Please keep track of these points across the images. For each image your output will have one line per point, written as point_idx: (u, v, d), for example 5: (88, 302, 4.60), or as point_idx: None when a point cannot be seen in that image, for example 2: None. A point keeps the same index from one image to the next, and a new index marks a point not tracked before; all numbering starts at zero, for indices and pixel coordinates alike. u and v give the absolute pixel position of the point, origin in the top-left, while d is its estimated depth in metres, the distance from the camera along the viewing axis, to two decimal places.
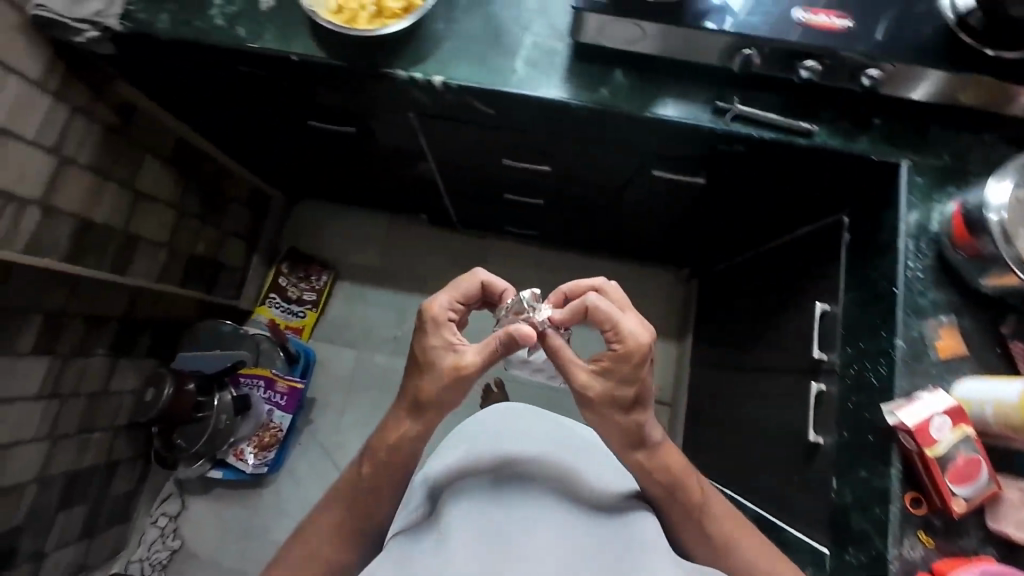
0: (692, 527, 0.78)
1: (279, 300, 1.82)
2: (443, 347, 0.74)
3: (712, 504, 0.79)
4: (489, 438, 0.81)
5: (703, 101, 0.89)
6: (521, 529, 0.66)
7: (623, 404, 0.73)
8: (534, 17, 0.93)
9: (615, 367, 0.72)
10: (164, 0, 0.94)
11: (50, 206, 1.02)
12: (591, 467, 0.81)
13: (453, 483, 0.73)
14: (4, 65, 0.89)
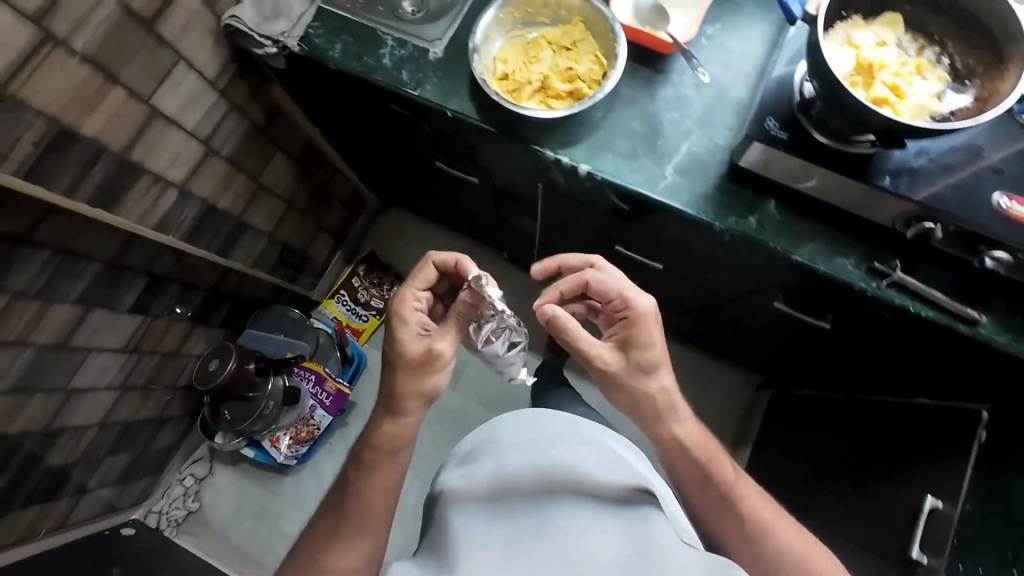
0: (715, 500, 0.87)
1: (347, 298, 1.84)
2: (412, 336, 0.89)
3: (722, 470, 0.87)
4: (481, 452, 0.89)
5: (858, 257, 0.82)
6: (515, 540, 0.75)
7: (639, 369, 0.84)
8: (695, 124, 0.90)
9: (631, 333, 0.84)
10: (342, 31, 0.97)
11: (187, 190, 1.08)
12: (582, 453, 0.85)
13: (451, 501, 0.83)
14: (189, 64, 0.94)
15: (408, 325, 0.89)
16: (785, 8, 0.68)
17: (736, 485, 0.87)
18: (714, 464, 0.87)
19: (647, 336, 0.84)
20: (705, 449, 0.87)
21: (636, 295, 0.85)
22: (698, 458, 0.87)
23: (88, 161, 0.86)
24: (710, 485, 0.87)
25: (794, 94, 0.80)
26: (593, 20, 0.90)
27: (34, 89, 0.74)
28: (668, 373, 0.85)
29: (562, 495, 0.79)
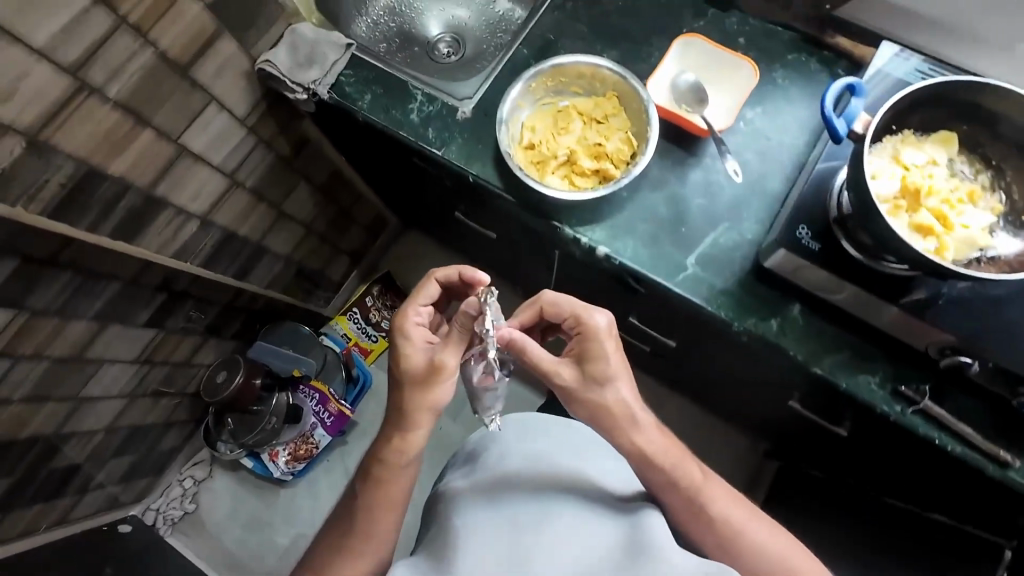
0: (692, 506, 0.77)
1: (359, 317, 1.80)
2: (418, 352, 0.81)
3: (689, 471, 0.77)
4: (483, 453, 0.85)
5: (883, 376, 0.78)
6: (515, 537, 0.69)
7: (592, 381, 0.77)
8: (724, 213, 0.86)
9: (585, 347, 0.79)
10: (373, 83, 0.97)
11: (208, 220, 1.09)
12: (585, 456, 0.82)
13: (452, 504, 0.77)
14: (220, 104, 0.95)
15: (413, 341, 0.82)
16: (829, 124, 0.63)
17: (704, 488, 0.77)
18: (686, 468, 0.77)
19: (603, 348, 0.78)
20: (680, 456, 0.78)
21: (588, 309, 0.81)
22: (664, 462, 0.76)
23: (112, 198, 0.87)
24: (677, 487, 0.76)
25: (833, 203, 0.76)
26: (628, 96, 0.88)
27: (64, 134, 0.75)
28: (625, 386, 0.78)
29: (566, 494, 0.74)
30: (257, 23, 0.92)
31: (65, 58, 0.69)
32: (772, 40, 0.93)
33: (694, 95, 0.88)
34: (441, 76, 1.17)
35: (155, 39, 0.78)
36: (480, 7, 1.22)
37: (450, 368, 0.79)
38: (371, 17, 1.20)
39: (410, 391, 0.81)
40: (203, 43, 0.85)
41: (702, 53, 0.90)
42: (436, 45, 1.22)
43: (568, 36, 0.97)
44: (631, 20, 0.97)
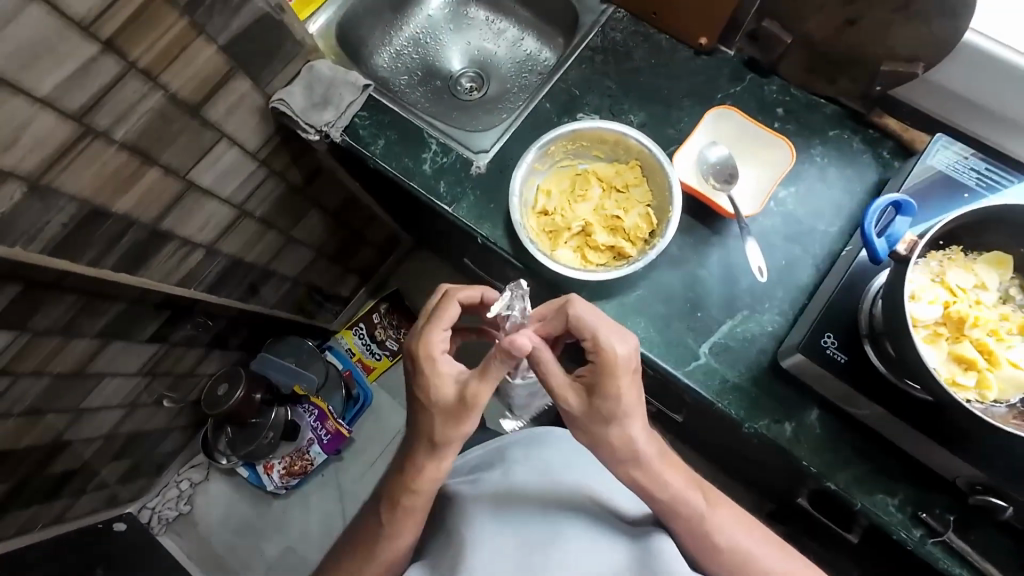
0: (700, 537, 0.70)
1: (364, 334, 1.76)
2: (447, 382, 0.70)
3: (696, 499, 0.71)
4: (487, 463, 0.81)
5: (901, 497, 0.72)
6: (518, 561, 0.66)
7: (601, 415, 0.67)
8: (744, 301, 0.81)
9: (595, 380, 0.68)
10: (388, 127, 0.94)
11: (214, 249, 1.07)
12: (592, 475, 0.78)
13: (454, 516, 0.74)
14: (232, 139, 0.92)
15: (441, 370, 0.70)
16: (868, 241, 0.58)
17: (713, 516, 0.71)
18: (694, 497, 0.71)
19: (616, 384, 0.67)
20: (691, 486, 0.72)
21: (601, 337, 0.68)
22: (673, 491, 0.70)
23: (116, 233, 0.85)
24: (686, 517, 0.70)
25: (866, 307, 0.70)
26: (651, 167, 0.83)
27: (68, 176, 0.73)
28: (640, 422, 0.68)
29: (573, 516, 0.70)
30: (274, 60, 0.89)
31: (70, 105, 0.67)
32: (813, 113, 0.87)
33: (721, 172, 0.83)
34: (460, 115, 1.13)
35: (166, 82, 0.76)
36: (506, 43, 1.17)
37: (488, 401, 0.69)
38: (394, 47, 1.16)
39: (438, 421, 0.70)
40: (216, 83, 0.83)
41: (732, 124, 0.84)
42: (459, 80, 1.18)
43: (595, 92, 0.92)
44: (663, 80, 0.91)
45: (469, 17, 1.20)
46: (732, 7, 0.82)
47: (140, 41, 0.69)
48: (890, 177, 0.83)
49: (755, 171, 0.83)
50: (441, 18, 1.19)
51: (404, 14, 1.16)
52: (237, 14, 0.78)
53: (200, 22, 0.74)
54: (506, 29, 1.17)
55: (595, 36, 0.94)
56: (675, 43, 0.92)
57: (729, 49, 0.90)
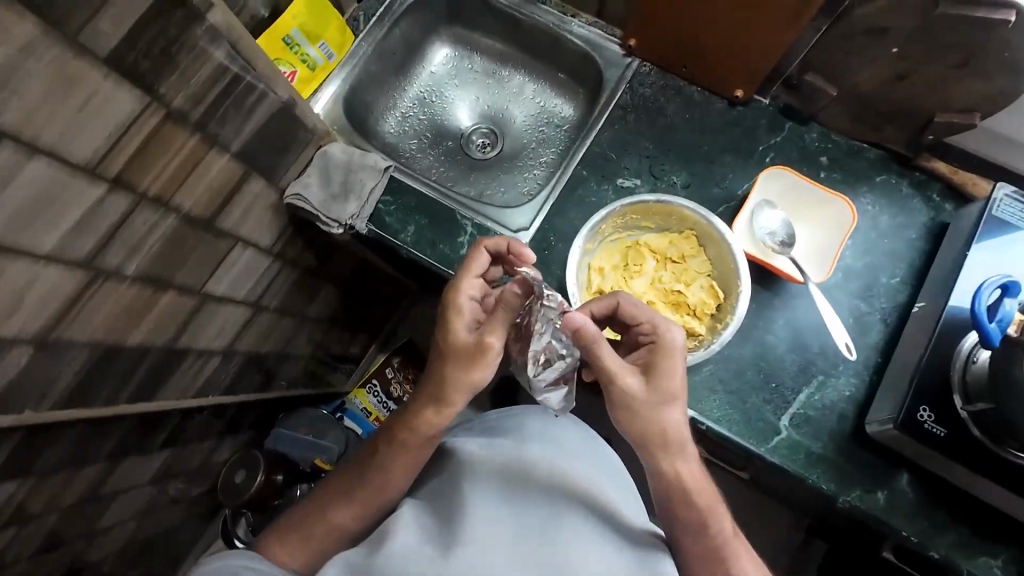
0: (708, 563, 0.63)
1: (378, 390, 1.50)
2: (463, 324, 0.67)
3: (720, 523, 0.64)
4: (508, 431, 0.73)
5: (1006, 558, 0.70)
6: (525, 543, 0.59)
7: (657, 397, 0.62)
8: (817, 365, 0.78)
9: (653, 361, 0.64)
10: (417, 211, 0.88)
11: (230, 350, 0.98)
12: (607, 481, 0.68)
13: (461, 477, 0.67)
14: (246, 241, 0.84)
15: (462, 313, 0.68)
16: (981, 327, 0.59)
17: (731, 542, 0.64)
18: (716, 517, 0.64)
19: (670, 365, 0.63)
20: (714, 502, 0.65)
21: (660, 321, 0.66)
22: (694, 504, 0.64)
23: (130, 365, 0.76)
24: (705, 534, 0.63)
25: (957, 365, 0.68)
26: (707, 238, 0.79)
27: (79, 324, 0.64)
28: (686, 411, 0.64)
29: (578, 512, 0.63)
30: (286, 152, 0.82)
31: (79, 251, 0.59)
32: (857, 159, 0.85)
33: (778, 235, 0.80)
34: (479, 178, 1.06)
35: (179, 203, 0.68)
36: (517, 94, 1.10)
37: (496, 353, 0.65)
38: (399, 110, 1.09)
39: (450, 362, 0.66)
40: (230, 191, 0.75)
41: (783, 183, 0.81)
42: (471, 137, 1.10)
43: (631, 154, 0.88)
44: (700, 135, 0.88)
45: (473, 68, 1.12)
46: (774, 61, 0.79)
47: (151, 169, 0.61)
48: (944, 221, 0.81)
49: (812, 230, 0.81)
50: (443, 72, 1.12)
51: (406, 75, 1.09)
52: (249, 117, 0.71)
53: (212, 133, 0.67)
54: (511, 77, 1.10)
55: (623, 94, 0.91)
56: (709, 96, 0.89)
57: (764, 97, 0.87)
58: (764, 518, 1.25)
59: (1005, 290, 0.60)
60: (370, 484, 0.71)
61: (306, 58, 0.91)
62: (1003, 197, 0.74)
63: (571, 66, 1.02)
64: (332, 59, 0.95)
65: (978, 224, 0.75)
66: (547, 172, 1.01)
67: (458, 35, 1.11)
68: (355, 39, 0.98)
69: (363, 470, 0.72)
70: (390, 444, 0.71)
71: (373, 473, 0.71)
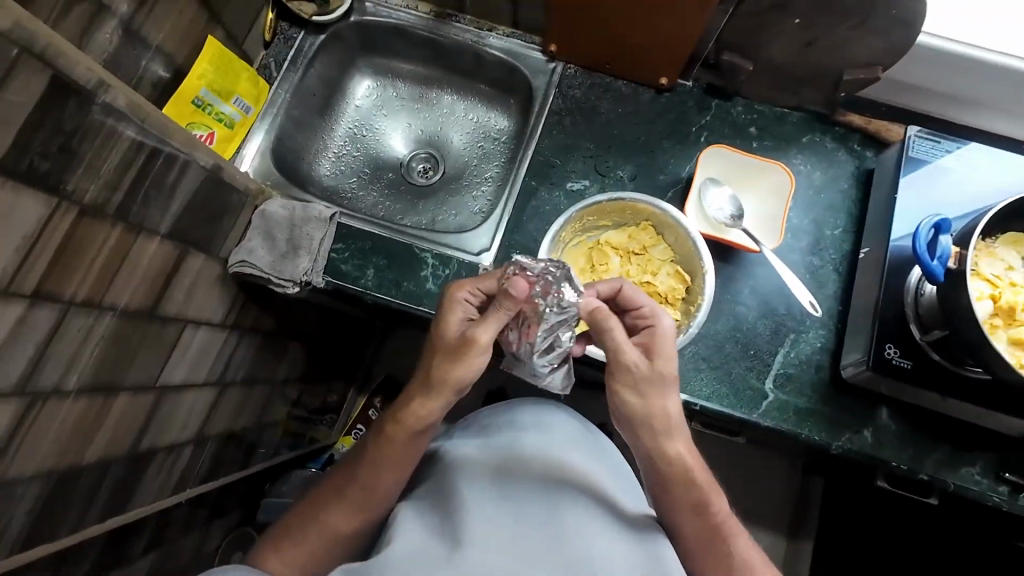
0: (708, 540, 0.64)
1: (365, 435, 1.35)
2: (455, 322, 0.64)
3: (718, 502, 0.65)
4: (500, 427, 0.72)
5: (983, 464, 0.75)
6: (530, 537, 0.58)
7: (657, 376, 0.63)
8: (788, 325, 0.82)
9: (653, 342, 0.65)
10: (373, 253, 0.85)
11: (202, 437, 0.90)
12: (603, 464, 0.69)
13: (455, 475, 0.66)
14: (196, 321, 0.79)
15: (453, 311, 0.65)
16: (924, 263, 0.63)
17: (730, 521, 0.66)
18: (715, 499, 0.65)
19: (666, 347, 0.64)
20: (712, 484, 0.65)
21: (656, 308, 0.67)
22: (691, 485, 0.64)
23: (92, 485, 0.69)
24: (707, 513, 0.64)
25: (908, 299, 0.73)
26: (664, 225, 0.81)
27: (23, 455, 0.58)
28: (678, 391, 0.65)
29: (581, 499, 0.62)
30: (222, 220, 0.78)
31: (7, 378, 0.53)
32: (782, 124, 0.90)
33: (727, 211, 0.83)
34: (428, 204, 1.03)
35: (113, 302, 0.63)
36: (449, 114, 1.09)
37: (482, 348, 0.62)
38: (332, 151, 1.05)
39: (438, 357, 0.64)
40: (169, 275, 0.70)
41: (723, 161, 0.85)
42: (411, 165, 1.08)
43: (575, 156, 0.89)
44: (637, 127, 0.90)
45: (398, 95, 1.09)
46: (691, 49, 0.82)
47: (73, 274, 0.56)
48: (869, 168, 0.87)
49: (757, 200, 0.85)
50: (369, 104, 1.09)
51: (331, 114, 1.05)
52: (174, 195, 0.67)
53: (136, 221, 0.62)
54: (439, 98, 1.09)
55: (554, 99, 0.92)
56: (637, 87, 0.92)
57: (688, 80, 0.91)
58: (767, 473, 1.29)
59: (938, 228, 0.65)
60: (362, 482, 0.67)
61: (221, 116, 0.86)
62: (915, 136, 0.81)
63: (497, 78, 1.02)
64: (250, 112, 0.91)
65: (900, 166, 0.81)
66: (496, 187, 1.00)
67: (377, 65, 1.08)
68: (271, 88, 0.95)
69: (355, 469, 0.68)
70: (381, 438, 0.67)
71: (364, 469, 0.67)
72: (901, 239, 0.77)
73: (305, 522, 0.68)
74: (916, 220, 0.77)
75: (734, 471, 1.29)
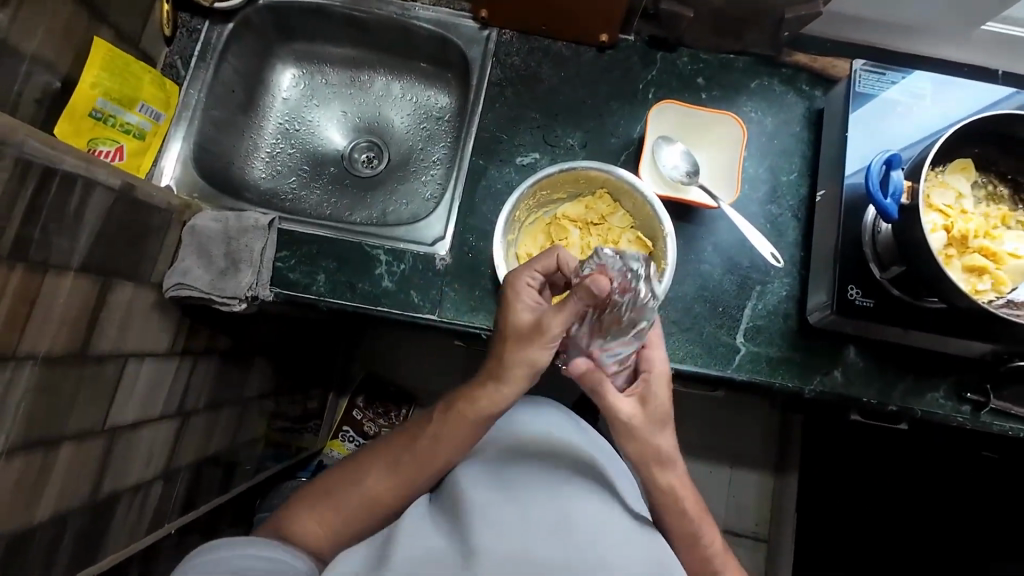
0: (697, 569, 0.65)
1: (353, 435, 1.34)
2: (522, 312, 0.60)
3: (711, 535, 0.66)
4: (498, 424, 0.69)
5: (945, 388, 0.78)
6: (540, 535, 0.55)
7: (647, 425, 0.61)
8: (753, 277, 0.81)
9: (644, 392, 0.61)
10: (322, 257, 0.79)
11: (172, 469, 0.86)
12: (603, 461, 0.67)
13: (457, 474, 0.63)
14: (138, 354, 0.73)
15: (522, 297, 0.60)
16: (878, 203, 0.61)
17: (721, 555, 0.66)
18: (708, 532, 0.65)
19: (654, 395, 0.61)
20: (705, 516, 0.65)
21: (657, 352, 0.62)
22: (690, 514, 0.64)
23: (50, 544, 0.65)
24: (700, 545, 0.65)
25: (867, 238, 0.74)
26: (620, 191, 0.78)
27: None
28: (669, 432, 0.63)
29: (587, 492, 0.60)
30: (147, 243, 0.72)
31: None
32: (729, 72, 0.87)
33: (681, 168, 0.81)
34: (375, 196, 0.96)
35: (31, 349, 0.58)
36: (385, 97, 1.02)
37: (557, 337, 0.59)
38: (265, 151, 0.97)
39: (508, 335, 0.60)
40: (95, 311, 0.65)
41: (673, 117, 0.82)
42: (353, 156, 1.01)
43: (521, 129, 0.85)
44: (582, 90, 0.86)
45: (328, 82, 1.01)
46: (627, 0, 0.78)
47: None
48: (819, 107, 0.86)
49: (711, 154, 0.83)
50: (297, 95, 1.01)
51: (257, 110, 0.97)
52: (81, 222, 0.61)
53: (40, 258, 0.57)
54: (373, 81, 1.02)
55: (493, 69, 0.87)
56: (578, 48, 0.88)
57: (629, 35, 0.88)
58: (749, 417, 1.33)
59: (889, 164, 0.64)
60: (416, 451, 0.64)
61: (128, 128, 0.78)
62: (860, 71, 0.80)
63: (431, 52, 0.96)
64: (161, 119, 0.83)
65: (847, 102, 0.79)
66: (445, 169, 0.94)
67: (299, 50, 1.00)
68: (181, 89, 0.87)
69: (414, 438, 0.65)
70: (450, 412, 0.63)
71: (424, 440, 0.64)
72: (854, 178, 0.76)
73: (347, 486, 0.64)
74: (868, 155, 0.76)
75: (718, 420, 1.32)
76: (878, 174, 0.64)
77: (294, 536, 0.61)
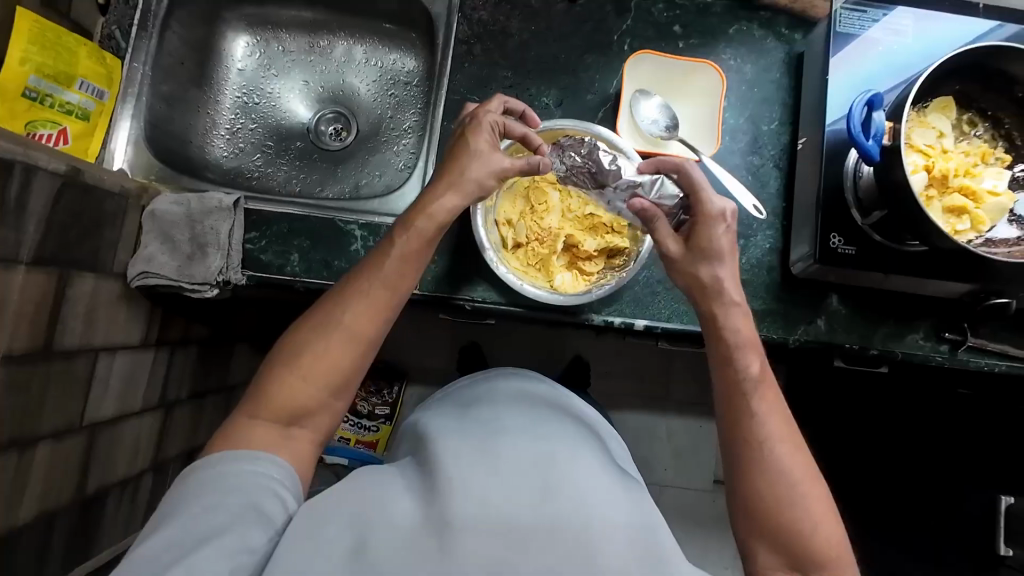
0: (730, 394, 0.58)
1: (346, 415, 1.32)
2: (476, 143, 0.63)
3: (751, 365, 0.59)
4: (479, 401, 0.66)
5: (925, 329, 0.79)
6: (519, 497, 0.49)
7: (695, 260, 0.62)
8: (736, 231, 0.80)
9: (697, 231, 0.62)
10: (293, 236, 0.75)
11: (161, 461, 0.85)
12: (585, 431, 0.62)
13: (434, 445, 0.58)
14: (109, 347, 0.71)
15: (484, 130, 0.64)
16: (860, 145, 0.61)
17: (760, 384, 0.58)
18: (748, 357, 0.59)
19: (714, 229, 0.62)
20: (750, 344, 0.60)
21: (710, 197, 0.61)
22: (733, 339, 0.60)
23: (41, 544, 0.65)
24: (733, 368, 0.59)
25: (848, 183, 0.73)
26: None
27: None
28: (730, 263, 0.62)
29: (573, 454, 0.55)
30: (105, 231, 0.68)
31: None
32: (707, 17, 0.84)
33: (661, 122, 0.78)
34: (347, 170, 0.92)
35: None
36: (347, 62, 0.96)
37: None
38: (224, 126, 0.90)
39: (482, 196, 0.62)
40: (54, 307, 0.62)
41: (650, 68, 0.80)
42: (319, 128, 0.95)
43: (494, 89, 0.81)
44: (555, 44, 0.82)
45: (285, 49, 0.95)
46: None
47: None
48: (800, 51, 0.84)
49: (691, 106, 0.80)
50: (253, 65, 0.94)
51: (210, 83, 0.90)
52: (26, 213, 0.58)
53: None
54: (333, 46, 0.96)
55: (459, 25, 0.82)
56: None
57: None
58: None
59: (871, 105, 0.63)
60: (384, 278, 0.60)
61: (68, 108, 0.74)
62: (841, 9, 0.77)
63: (393, 11, 0.90)
64: (106, 97, 0.78)
65: (828, 43, 0.77)
66: (417, 136, 0.90)
67: (251, 15, 0.93)
68: (125, 63, 0.82)
69: (374, 266, 0.60)
70: (409, 228, 0.61)
71: (392, 265, 0.60)
72: (835, 124, 0.75)
73: (313, 331, 0.58)
74: (849, 99, 0.75)
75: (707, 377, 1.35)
76: (860, 117, 0.63)
77: (271, 406, 0.56)
